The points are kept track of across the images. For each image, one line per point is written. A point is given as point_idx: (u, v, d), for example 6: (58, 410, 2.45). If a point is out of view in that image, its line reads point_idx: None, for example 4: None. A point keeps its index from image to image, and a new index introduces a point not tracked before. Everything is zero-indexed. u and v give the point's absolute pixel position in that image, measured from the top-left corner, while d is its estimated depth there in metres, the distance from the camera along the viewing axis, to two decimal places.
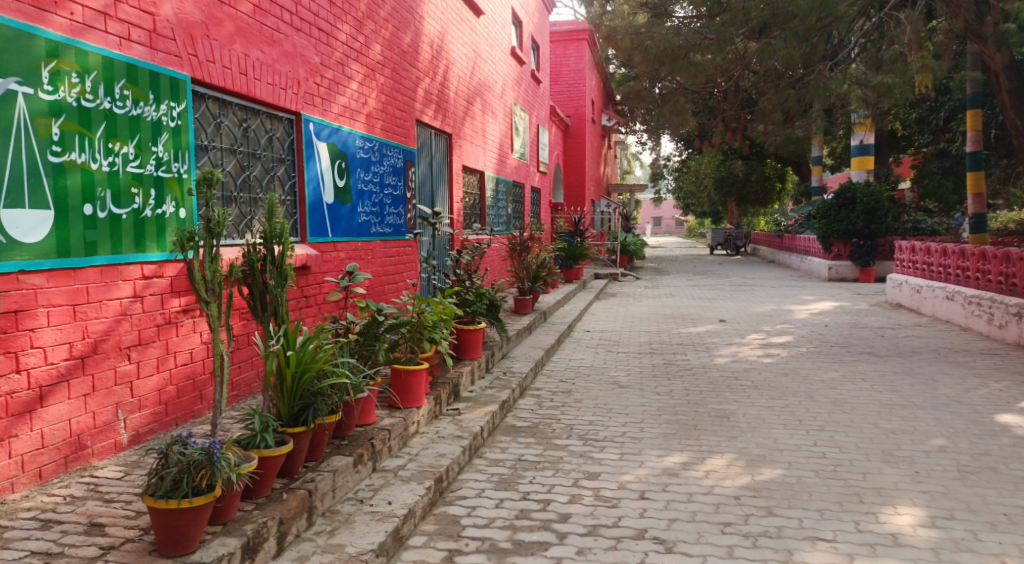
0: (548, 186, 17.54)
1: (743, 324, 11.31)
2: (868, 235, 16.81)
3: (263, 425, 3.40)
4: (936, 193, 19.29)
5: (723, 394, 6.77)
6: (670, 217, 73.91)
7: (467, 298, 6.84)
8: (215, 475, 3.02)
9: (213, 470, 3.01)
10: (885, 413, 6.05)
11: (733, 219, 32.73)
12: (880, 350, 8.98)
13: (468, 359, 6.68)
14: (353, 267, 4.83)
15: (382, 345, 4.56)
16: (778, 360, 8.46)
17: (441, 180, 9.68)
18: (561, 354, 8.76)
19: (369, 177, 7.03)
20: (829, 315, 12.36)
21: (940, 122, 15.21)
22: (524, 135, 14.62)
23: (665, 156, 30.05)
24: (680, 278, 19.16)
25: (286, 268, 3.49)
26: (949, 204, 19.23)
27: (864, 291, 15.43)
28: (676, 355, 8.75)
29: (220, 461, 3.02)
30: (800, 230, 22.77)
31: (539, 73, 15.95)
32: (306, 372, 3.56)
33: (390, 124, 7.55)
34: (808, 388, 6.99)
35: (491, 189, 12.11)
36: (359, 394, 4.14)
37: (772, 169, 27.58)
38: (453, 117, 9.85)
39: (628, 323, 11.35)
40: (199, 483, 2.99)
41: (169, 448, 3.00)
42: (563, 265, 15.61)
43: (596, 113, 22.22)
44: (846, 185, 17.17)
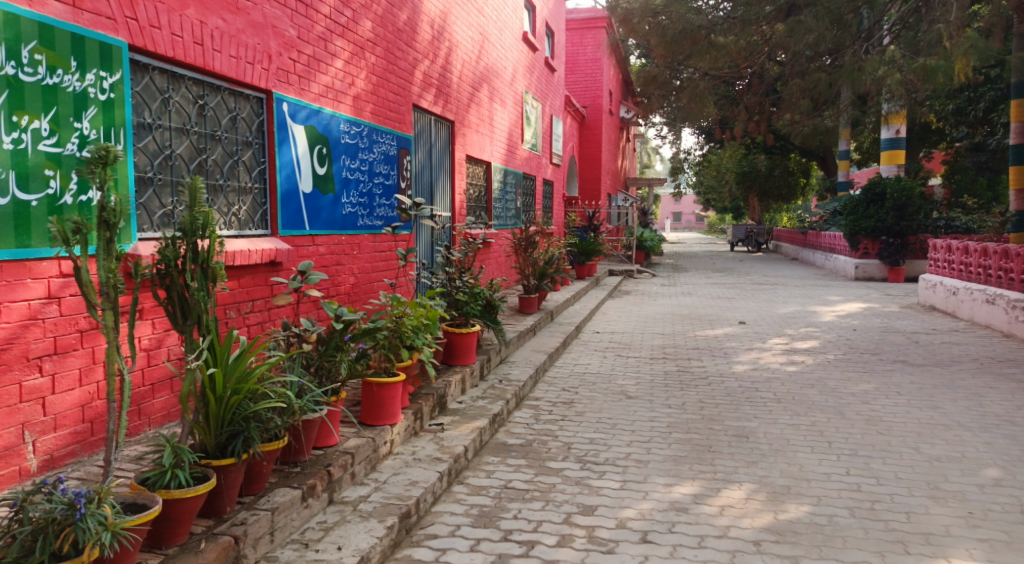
0: (563, 178, 16.88)
1: (764, 327, 10.63)
2: (897, 233, 16.02)
3: (176, 461, 2.91)
4: (969, 189, 18.42)
5: (741, 409, 6.12)
6: (691, 213, 73.30)
7: (460, 299, 6.25)
8: (80, 537, 2.56)
9: (75, 531, 2.55)
10: (925, 435, 5.39)
11: (755, 214, 31.93)
12: (915, 359, 8.28)
13: (460, 366, 6.09)
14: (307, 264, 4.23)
15: (343, 358, 3.95)
16: (802, 369, 7.79)
17: (442, 169, 9.07)
18: (567, 358, 8.14)
19: (356, 164, 6.44)
20: (857, 318, 11.64)
21: (978, 114, 14.38)
22: (536, 125, 13.95)
23: (685, 150, 29.30)
24: (698, 276, 18.46)
25: (213, 268, 2.89)
26: (984, 201, 18.34)
27: (892, 292, 14.68)
28: (691, 361, 8.10)
29: (84, 520, 2.55)
30: (824, 227, 21.96)
31: (553, 60, 15.26)
32: (236, 394, 3.04)
33: (382, 108, 6.94)
34: (838, 402, 6.33)
35: (499, 181, 11.49)
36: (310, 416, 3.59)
37: (796, 163, 26.75)
38: (456, 103, 9.21)
39: (642, 325, 10.69)
40: (61, 546, 2.55)
41: (27, 501, 2.58)
42: (576, 262, 14.98)
43: (614, 105, 21.51)
44: (874, 180, 16.35)
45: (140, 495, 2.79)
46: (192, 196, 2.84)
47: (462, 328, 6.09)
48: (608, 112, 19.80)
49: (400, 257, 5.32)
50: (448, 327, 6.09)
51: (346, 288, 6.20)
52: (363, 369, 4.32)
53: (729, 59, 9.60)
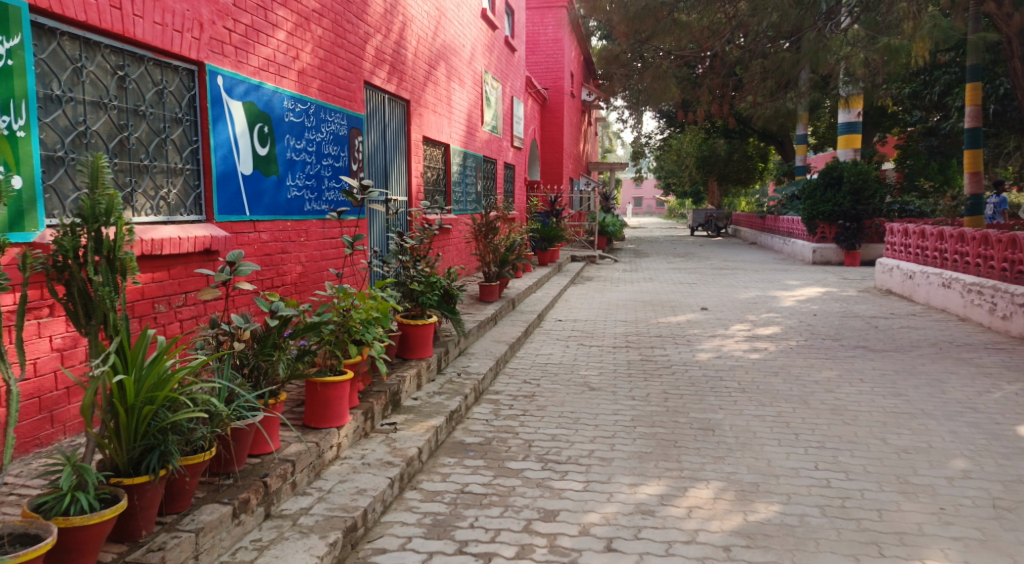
0: (524, 162, 16.58)
1: (726, 313, 10.48)
2: (855, 217, 16.01)
3: (77, 483, 2.68)
4: (922, 173, 18.52)
5: (705, 399, 5.91)
6: (651, 199, 73.62)
7: (415, 289, 5.95)
8: None
9: None
10: (892, 425, 5.23)
11: (714, 199, 31.95)
12: (877, 344, 8.17)
13: (416, 359, 5.81)
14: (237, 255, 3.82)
15: (280, 356, 3.65)
16: (765, 356, 7.63)
17: (398, 151, 8.72)
18: (528, 348, 7.88)
19: (302, 145, 6.10)
20: (818, 303, 11.56)
21: (933, 98, 14.37)
22: (496, 106, 13.61)
23: (645, 134, 29.15)
24: (659, 261, 18.33)
25: (115, 259, 2.72)
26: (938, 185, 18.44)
27: (851, 275, 14.66)
28: (654, 349, 7.89)
29: None
30: (783, 211, 21.98)
31: (513, 40, 14.92)
32: (148, 406, 2.80)
33: (332, 85, 6.62)
34: (802, 391, 6.15)
35: (458, 165, 11.15)
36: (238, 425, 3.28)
37: (754, 148, 26.76)
38: (411, 81, 8.87)
39: (604, 312, 10.46)
40: None
41: None
42: (537, 248, 14.71)
43: (575, 88, 21.23)
44: (833, 163, 16.32)
45: (32, 525, 2.54)
46: (88, 179, 2.69)
47: (418, 320, 5.80)
48: (569, 95, 19.51)
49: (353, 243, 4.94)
50: (403, 319, 5.79)
51: (293, 279, 5.89)
52: (306, 368, 4.02)
53: (689, 38, 9.38)
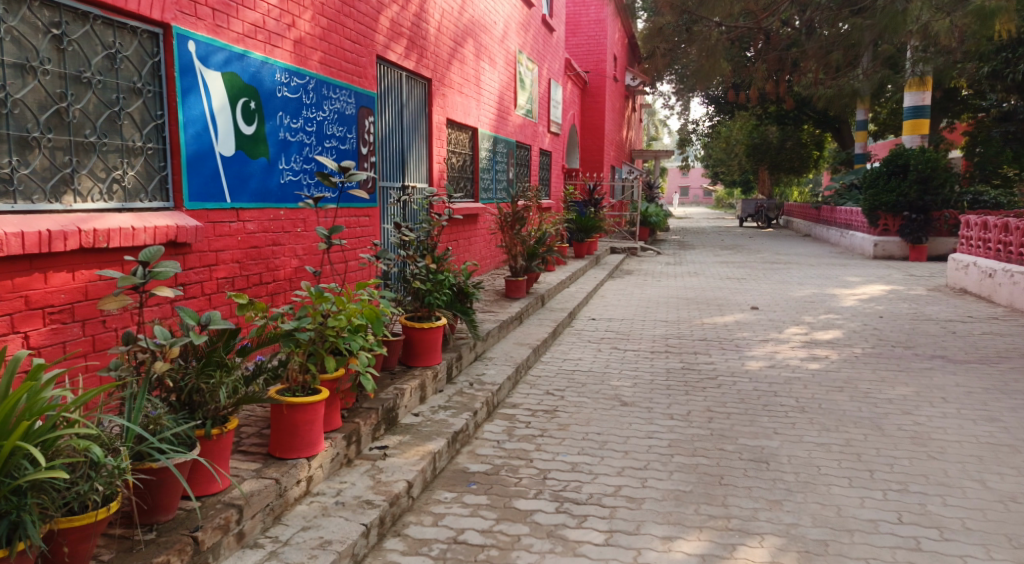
0: (562, 148, 15.76)
1: (778, 313, 9.58)
2: (920, 208, 14.88)
3: None
4: (993, 160, 17.23)
5: (757, 421, 5.10)
6: (698, 188, 72.10)
7: (421, 288, 5.21)
8: None
9: None
10: (988, 464, 4.37)
11: (765, 189, 30.66)
12: (956, 354, 7.23)
13: (422, 367, 5.10)
14: (153, 251, 3.06)
15: (220, 381, 2.95)
16: (826, 366, 6.76)
17: (417, 134, 8.02)
18: (556, 351, 7.12)
19: (298, 124, 5.41)
20: (881, 303, 10.58)
21: (1015, 78, 13.14)
22: (532, 88, 12.82)
23: (692, 121, 28.01)
24: (705, 253, 17.37)
25: None
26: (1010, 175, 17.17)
27: (916, 272, 13.57)
28: (697, 355, 7.07)
29: None
30: (839, 202, 20.80)
31: (551, 20, 14.11)
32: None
33: (336, 59, 5.93)
34: (872, 413, 5.31)
35: (488, 150, 10.41)
36: (149, 470, 2.75)
37: (808, 135, 25.49)
38: (433, 59, 8.16)
39: (643, 311, 9.62)
40: None
41: None
42: (573, 239, 13.89)
43: (617, 72, 20.28)
44: (897, 150, 15.12)
45: None
46: None
47: (424, 323, 5.09)
48: (611, 79, 18.59)
49: (336, 242, 4.17)
50: (406, 321, 5.09)
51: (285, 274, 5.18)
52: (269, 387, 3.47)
53: (743, 7, 8.46)
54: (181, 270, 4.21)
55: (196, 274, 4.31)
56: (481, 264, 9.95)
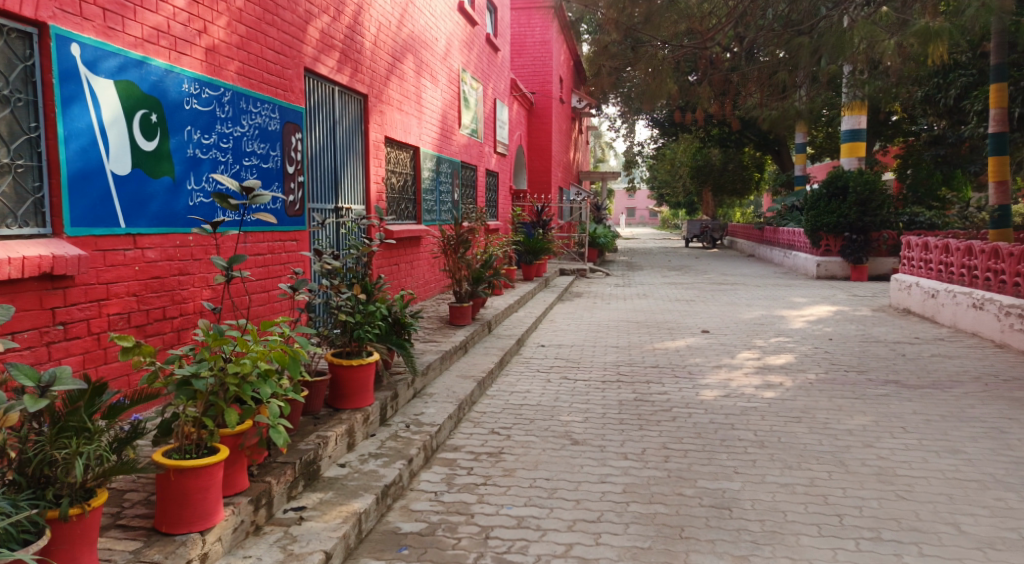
0: (509, 169, 15.39)
1: (730, 337, 9.30)
2: (861, 228, 14.89)
3: None
4: (925, 184, 17.42)
5: (716, 459, 4.72)
6: (644, 210, 72.57)
7: (349, 321, 4.70)
8: None
9: None
10: (959, 504, 4.04)
11: (709, 210, 30.75)
12: (910, 379, 6.98)
13: (351, 409, 4.64)
14: None
15: (74, 453, 2.66)
16: (782, 395, 6.43)
17: (353, 153, 7.55)
18: (501, 383, 6.68)
19: (212, 140, 4.93)
20: (830, 324, 10.39)
21: (949, 101, 13.23)
22: (476, 108, 12.45)
23: (638, 143, 27.95)
24: (654, 275, 17.13)
25: None
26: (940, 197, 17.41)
27: (860, 292, 13.50)
28: (649, 385, 6.69)
29: None
30: (782, 222, 20.85)
31: (496, 39, 13.80)
32: None
33: (257, 70, 5.47)
34: (834, 446, 4.96)
35: (431, 171, 9.98)
36: None
37: (749, 157, 25.65)
38: (369, 73, 7.72)
39: (592, 336, 9.24)
40: None
41: None
42: (521, 262, 13.49)
43: (564, 93, 20.09)
44: (836, 171, 15.21)
45: None
46: None
47: (353, 359, 4.64)
48: (558, 100, 18.35)
49: (236, 273, 3.76)
50: (333, 358, 4.64)
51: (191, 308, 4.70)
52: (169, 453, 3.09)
53: (688, 23, 8.20)
54: (61, 306, 3.84)
55: (81, 310, 3.94)
56: (424, 290, 9.49)
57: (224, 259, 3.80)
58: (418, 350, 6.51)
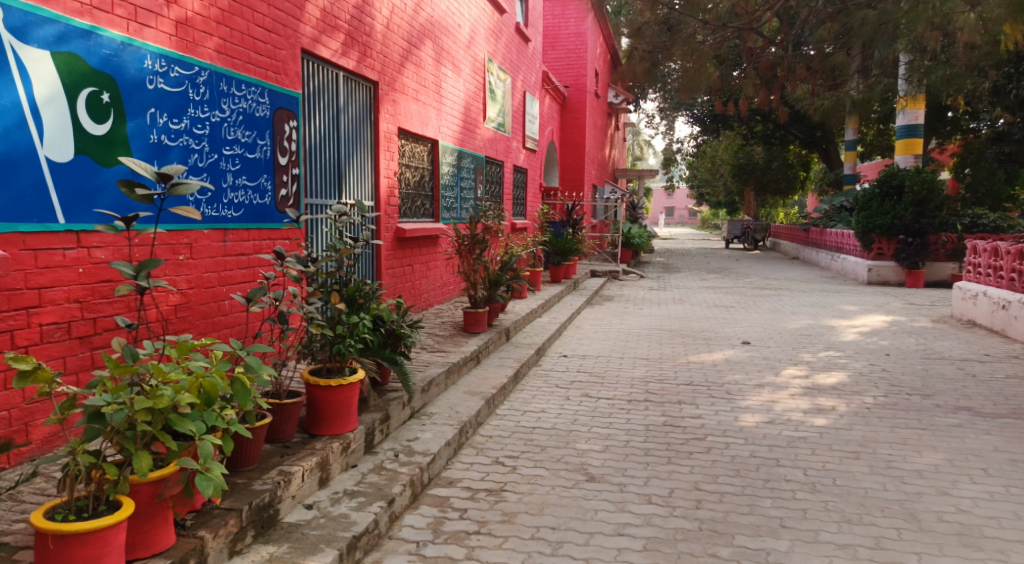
0: (539, 166, 14.69)
1: (772, 349, 8.51)
2: (916, 231, 13.90)
3: None
4: (984, 185, 16.36)
5: (758, 507, 4.01)
6: (683, 209, 71.53)
7: (330, 335, 4.07)
8: None
9: None
10: None
11: (750, 210, 29.71)
12: (984, 406, 6.17)
13: (329, 437, 3.99)
14: None
15: None
16: (834, 423, 5.66)
17: (360, 144, 6.92)
18: (515, 400, 6.02)
19: (184, 126, 4.31)
20: (884, 337, 9.53)
21: (1019, 94, 12.20)
22: (504, 100, 11.76)
23: (677, 141, 27.04)
24: (690, 277, 16.30)
25: None
26: (1000, 198, 16.33)
27: (915, 300, 12.56)
28: (681, 407, 5.97)
29: None
30: (828, 224, 19.84)
31: (527, 28, 13.10)
32: None
33: (242, 48, 4.84)
34: (900, 493, 4.25)
35: (451, 166, 9.33)
36: None
37: (794, 155, 24.61)
38: (380, 59, 7.09)
39: (621, 346, 8.52)
40: None
41: None
42: (550, 262, 12.80)
43: (599, 87, 19.29)
44: (890, 171, 14.21)
45: None
46: None
47: (334, 380, 4.02)
48: (593, 94, 17.59)
49: (149, 280, 3.15)
50: (311, 378, 4.02)
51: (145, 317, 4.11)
52: (71, 511, 2.55)
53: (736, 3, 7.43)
54: None
55: (4, 319, 3.37)
56: (440, 293, 8.92)
57: (134, 266, 3.17)
58: (423, 361, 5.85)
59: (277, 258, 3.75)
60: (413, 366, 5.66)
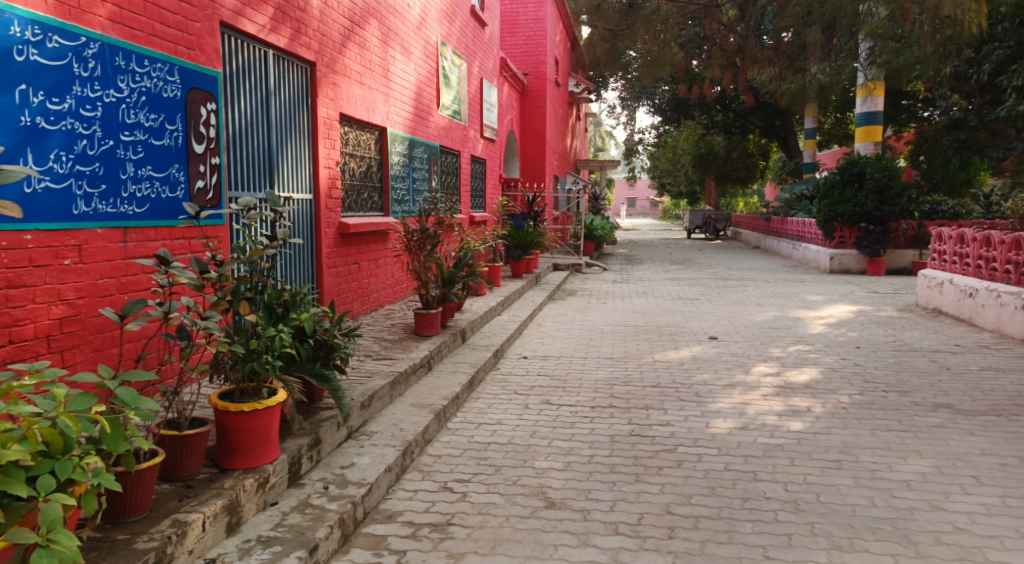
0: (498, 157, 14.16)
1: (740, 345, 8.11)
2: (878, 219, 13.64)
3: None
4: (939, 172, 16.19)
5: (736, 534, 3.58)
6: (644, 199, 71.47)
7: (243, 350, 3.52)
8: None
9: None
10: None
11: (711, 200, 29.49)
12: (965, 403, 5.79)
13: (242, 470, 3.49)
14: None
15: None
16: (811, 427, 5.23)
17: (295, 131, 6.35)
18: (468, 409, 5.52)
19: (66, 107, 3.91)
20: (853, 328, 9.17)
21: (981, 78, 11.94)
22: (458, 88, 11.20)
23: (638, 131, 26.67)
24: (654, 269, 15.90)
25: None
26: (954, 184, 16.17)
27: (880, 289, 12.28)
28: (648, 413, 5.50)
29: None
30: (789, 212, 19.60)
31: (482, 13, 12.54)
32: None
33: (143, 18, 4.33)
34: (891, 510, 3.82)
35: (402, 157, 8.77)
36: None
37: (753, 144, 24.37)
38: (317, 37, 6.51)
39: (583, 345, 8.04)
40: None
41: None
42: (510, 256, 12.27)
43: (560, 76, 18.79)
44: (851, 157, 13.93)
45: None
46: None
47: (247, 403, 3.53)
48: (553, 82, 17.10)
49: None
50: (220, 402, 3.53)
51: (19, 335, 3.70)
52: None
53: None
54: None
55: None
56: (392, 291, 8.42)
57: None
58: (366, 371, 5.31)
59: (164, 263, 3.20)
60: (355, 378, 5.11)
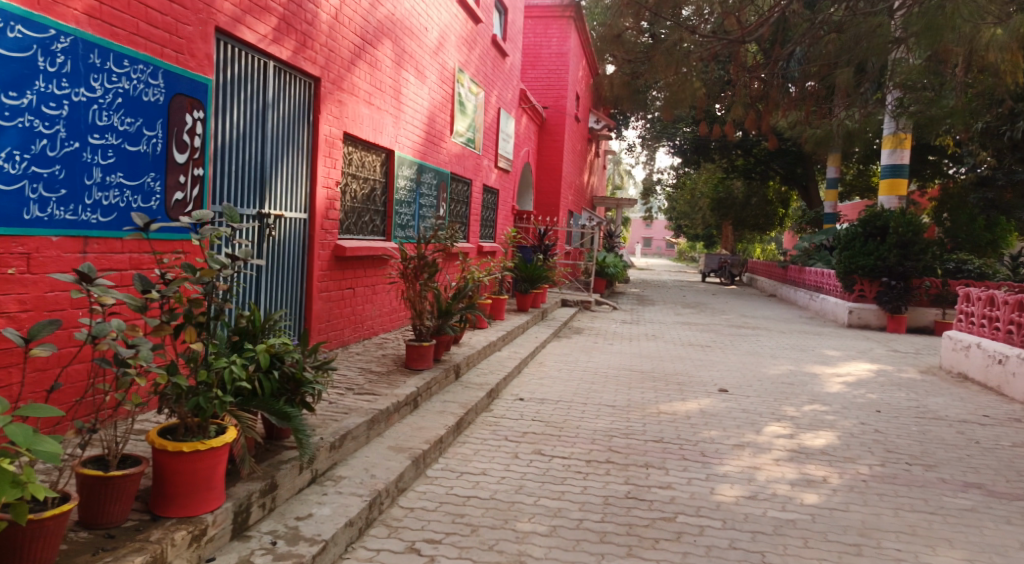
0: (512, 188, 13.79)
1: (751, 400, 7.60)
2: (900, 275, 13.11)
3: None
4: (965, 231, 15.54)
5: None
6: (660, 239, 71.09)
7: (190, 385, 3.12)
8: None
9: None
10: None
11: (727, 245, 29.06)
12: (998, 484, 5.29)
13: (177, 519, 3.05)
14: None
15: None
16: (827, 501, 4.74)
17: (294, 147, 5.99)
18: (453, 456, 5.06)
19: (26, 103, 3.56)
20: (872, 388, 8.67)
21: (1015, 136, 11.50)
22: (474, 115, 10.86)
23: (657, 170, 26.32)
24: (665, 311, 15.43)
25: None
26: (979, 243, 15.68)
27: (901, 348, 11.76)
28: (649, 473, 5.03)
29: None
30: (808, 261, 19.12)
31: (504, 43, 12.27)
32: None
33: (127, 15, 3.97)
34: None
35: (409, 181, 8.40)
36: None
37: (773, 190, 23.97)
38: (324, 52, 6.18)
39: (585, 389, 7.56)
40: None
41: None
42: (516, 290, 11.78)
43: (580, 110, 18.47)
44: (875, 211, 13.46)
45: None
46: None
47: (189, 443, 3.09)
48: (573, 116, 16.78)
49: None
50: (158, 439, 3.10)
51: None
52: None
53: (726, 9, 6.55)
54: None
55: None
56: (388, 320, 8.01)
57: None
58: (343, 407, 4.87)
59: (83, 280, 2.86)
60: (329, 414, 4.67)
